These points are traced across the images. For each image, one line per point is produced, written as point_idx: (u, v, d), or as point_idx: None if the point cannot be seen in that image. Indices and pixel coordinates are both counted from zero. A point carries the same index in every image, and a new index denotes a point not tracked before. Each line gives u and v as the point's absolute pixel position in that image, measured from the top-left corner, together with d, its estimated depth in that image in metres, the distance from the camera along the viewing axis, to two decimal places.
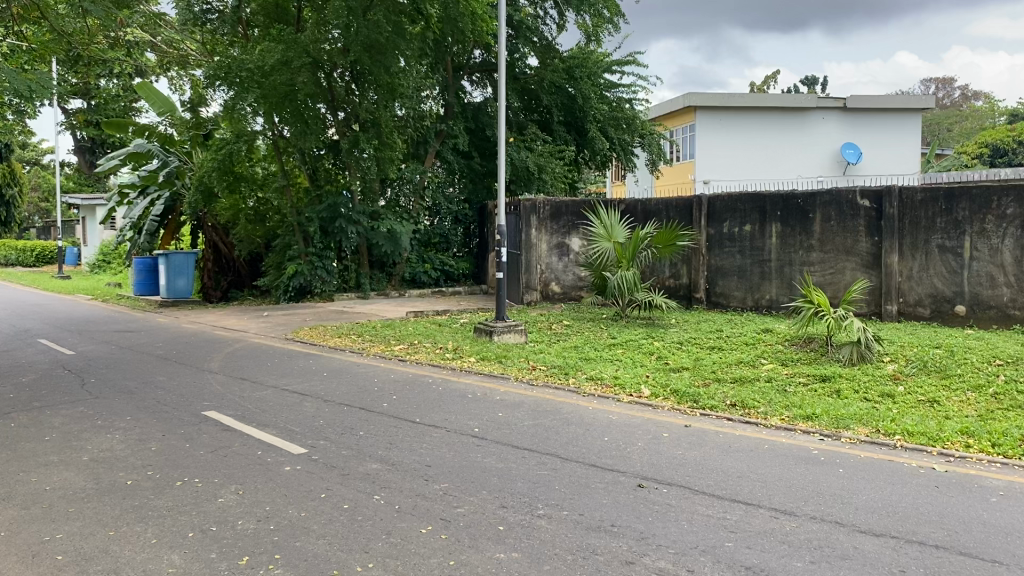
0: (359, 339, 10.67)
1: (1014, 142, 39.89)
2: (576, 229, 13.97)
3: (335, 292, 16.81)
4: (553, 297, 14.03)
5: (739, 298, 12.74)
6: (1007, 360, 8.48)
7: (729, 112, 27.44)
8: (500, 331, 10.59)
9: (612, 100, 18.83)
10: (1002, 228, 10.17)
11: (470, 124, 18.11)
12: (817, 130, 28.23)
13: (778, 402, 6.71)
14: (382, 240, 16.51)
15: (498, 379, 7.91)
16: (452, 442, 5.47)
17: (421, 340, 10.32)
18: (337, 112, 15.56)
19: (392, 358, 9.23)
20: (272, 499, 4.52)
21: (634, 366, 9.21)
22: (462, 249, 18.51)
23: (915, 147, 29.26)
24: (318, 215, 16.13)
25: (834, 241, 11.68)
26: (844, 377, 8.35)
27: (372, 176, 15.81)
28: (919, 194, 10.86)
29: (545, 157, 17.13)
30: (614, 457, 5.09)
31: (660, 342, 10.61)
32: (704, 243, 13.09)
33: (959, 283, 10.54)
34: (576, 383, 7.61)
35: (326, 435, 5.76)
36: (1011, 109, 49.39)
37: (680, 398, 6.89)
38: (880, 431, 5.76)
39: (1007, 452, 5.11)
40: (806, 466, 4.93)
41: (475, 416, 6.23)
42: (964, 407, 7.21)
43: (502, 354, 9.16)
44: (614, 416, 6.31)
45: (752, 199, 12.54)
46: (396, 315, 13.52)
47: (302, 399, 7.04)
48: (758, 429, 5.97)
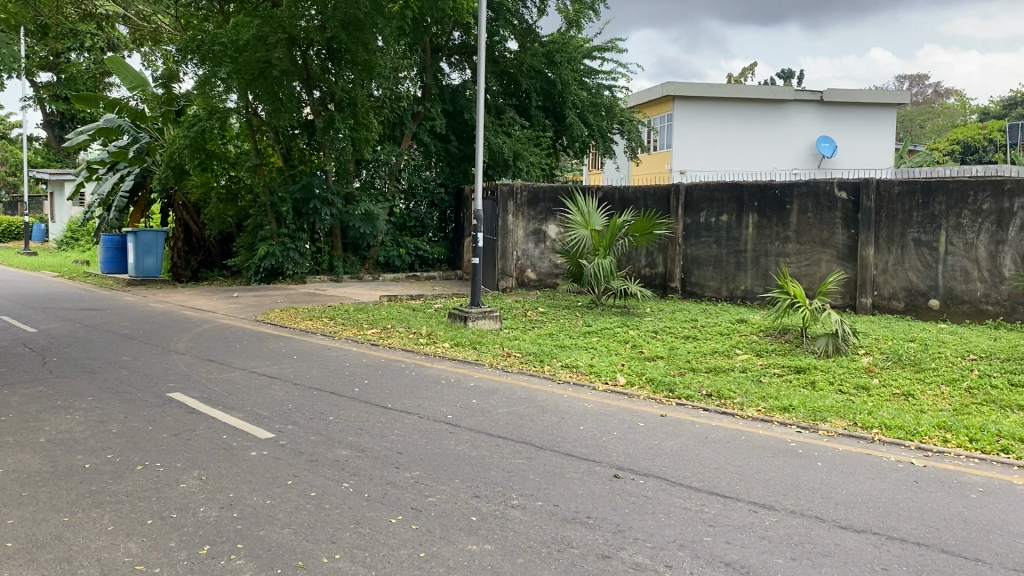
0: (331, 322, 10.49)
1: (985, 140, 40.36)
2: (553, 215, 13.85)
3: (308, 274, 16.57)
4: (529, 284, 13.91)
5: (714, 288, 12.71)
6: (981, 355, 8.49)
7: (707, 102, 27.40)
8: (474, 316, 10.45)
9: (591, 87, 18.69)
10: (978, 223, 10.18)
11: (448, 107, 17.86)
12: (794, 123, 28.30)
13: (755, 394, 6.64)
14: (357, 222, 16.32)
15: (472, 365, 7.78)
16: (424, 429, 5.33)
17: (394, 324, 10.16)
18: (312, 91, 15.26)
19: (364, 342, 9.06)
20: (236, 485, 4.36)
21: (609, 355, 9.11)
22: (437, 233, 18.30)
23: (890, 142, 29.45)
24: (292, 195, 15.91)
25: (810, 233, 11.65)
26: (819, 369, 8.31)
27: (346, 158, 15.61)
28: (897, 186, 10.82)
29: (523, 142, 16.99)
30: (590, 446, 4.98)
31: (635, 330, 10.54)
32: (681, 233, 13.02)
33: (934, 277, 10.56)
34: (551, 371, 7.49)
35: (294, 420, 5.61)
36: (983, 109, 49.97)
37: (656, 387, 6.80)
38: (857, 424, 5.71)
39: (985, 447, 5.07)
40: (783, 458, 4.86)
41: (449, 402, 6.10)
42: (939, 401, 7.19)
43: (476, 339, 9.03)
44: (589, 404, 6.21)
45: (730, 189, 12.47)
46: (369, 298, 13.35)
47: (270, 382, 6.87)
48: (735, 420, 5.89)
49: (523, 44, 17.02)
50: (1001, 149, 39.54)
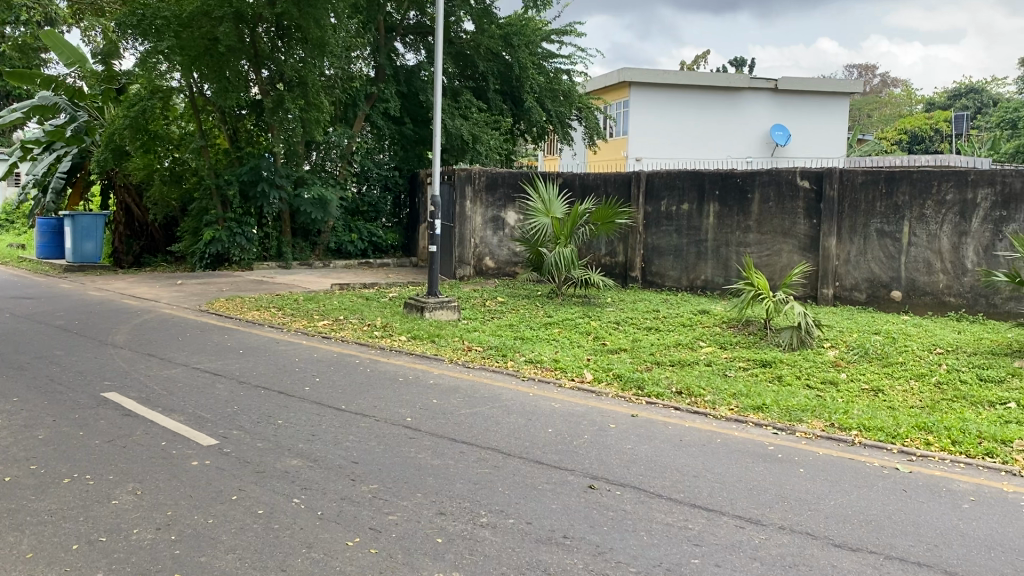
0: (280, 313, 10.02)
1: (931, 129, 41.10)
2: (512, 202, 13.49)
3: (255, 261, 16.00)
4: (486, 272, 13.57)
5: (674, 277, 12.51)
6: (947, 348, 8.38)
7: (663, 88, 27.19)
8: (432, 307, 10.08)
9: (550, 71, 18.31)
10: (941, 214, 10.09)
11: (403, 88, 17.34)
12: (749, 110, 28.29)
13: (725, 390, 6.40)
14: (308, 207, 15.81)
15: (430, 360, 7.40)
16: (381, 434, 4.96)
17: (347, 315, 9.74)
18: (260, 69, 14.68)
19: (315, 335, 8.63)
20: (175, 501, 3.94)
21: (570, 347, 8.83)
22: (391, 219, 17.82)
23: (843, 131, 29.65)
24: (238, 178, 15.33)
25: (772, 223, 11.48)
26: (786, 362, 8.12)
27: (295, 140, 15.09)
28: (860, 176, 10.68)
29: (480, 126, 16.59)
30: (560, 453, 4.67)
31: (597, 321, 10.27)
32: (641, 221, 12.77)
33: (896, 268, 10.47)
34: (513, 366, 7.16)
35: (240, 424, 5.19)
36: (929, 99, 50.86)
37: (624, 384, 6.50)
38: (835, 425, 5.48)
39: (969, 451, 4.88)
40: (762, 464, 4.61)
41: (407, 403, 5.74)
42: (909, 397, 7.04)
43: (433, 332, 8.65)
44: (556, 404, 5.89)
45: (691, 176, 12.22)
46: (321, 287, 12.88)
47: (215, 380, 6.42)
48: (709, 420, 5.61)
49: (480, 26, 16.55)
50: (947, 139, 40.25)
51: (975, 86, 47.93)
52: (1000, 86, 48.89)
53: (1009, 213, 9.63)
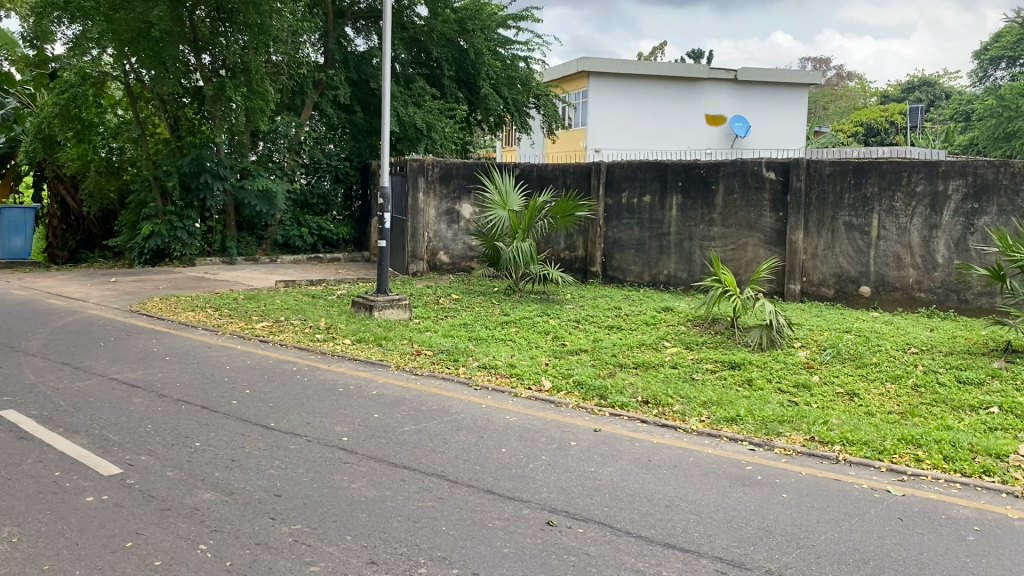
0: (216, 313, 9.32)
1: (886, 122, 41.45)
2: (467, 194, 12.88)
3: (197, 256, 15.21)
4: (440, 267, 12.97)
5: (635, 272, 12.05)
6: (922, 347, 8.00)
7: (622, 78, 26.75)
8: (381, 305, 9.48)
9: (506, 58, 17.68)
10: (911, 206, 9.72)
11: (353, 75, 16.60)
12: (708, 100, 27.98)
13: (694, 398, 5.90)
14: (253, 199, 15.03)
15: (375, 367, 6.80)
16: (311, 460, 4.39)
17: (288, 316, 9.08)
18: (201, 54, 13.91)
19: (251, 338, 7.98)
20: (56, 551, 3.31)
21: (528, 348, 8.31)
22: (342, 212, 17.10)
23: (802, 123, 29.49)
24: (179, 168, 14.50)
25: (737, 215, 11.05)
26: (755, 364, 7.66)
27: (238, 129, 14.34)
28: (828, 167, 10.27)
29: (434, 114, 15.93)
30: (515, 479, 4.13)
31: (556, 320, 9.73)
32: (602, 214, 12.27)
33: (865, 263, 10.10)
34: (465, 373, 6.58)
35: (151, 448, 4.56)
36: (883, 93, 51.33)
37: (585, 393, 5.96)
38: (816, 439, 4.99)
39: (966, 469, 4.41)
40: (740, 490, 4.11)
41: (345, 420, 5.15)
42: (886, 402, 6.62)
43: (381, 334, 8.03)
44: (511, 417, 5.33)
45: (652, 168, 11.74)
46: (265, 284, 12.19)
47: (131, 393, 5.75)
48: (677, 434, 5.10)
49: (434, 11, 15.86)
50: (901, 132, 40.61)
51: (928, 79, 48.45)
52: (952, 81, 49.51)
53: (980, 205, 9.30)
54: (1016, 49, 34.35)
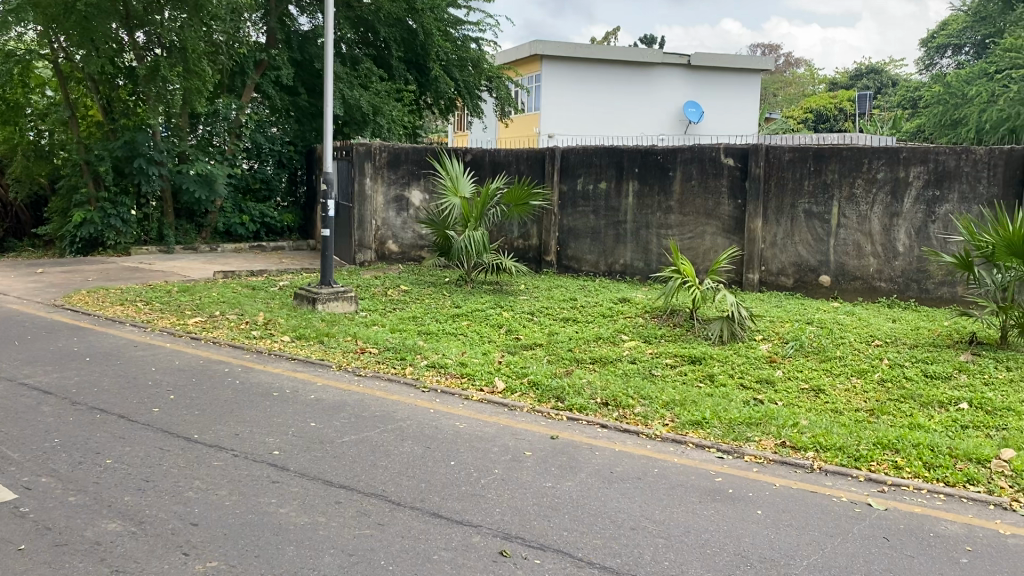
0: (147, 308, 8.70)
1: (836, 109, 41.69)
2: (416, 179, 12.38)
3: (133, 244, 14.41)
4: (389, 257, 12.48)
5: (591, 261, 11.70)
6: (886, 340, 7.76)
7: (576, 62, 26.36)
8: (325, 298, 9.00)
9: (457, 39, 17.10)
10: (871, 194, 9.50)
11: (297, 56, 15.90)
12: (661, 85, 27.74)
13: (656, 398, 5.54)
14: (192, 185, 14.33)
15: (314, 367, 6.32)
16: (237, 480, 3.93)
17: (224, 311, 8.52)
18: (135, 32, 13.12)
19: (182, 335, 7.42)
20: None
21: (480, 344, 7.91)
22: (286, 198, 16.44)
23: (754, 109, 29.43)
24: (111, 153, 13.75)
25: (694, 203, 10.73)
26: (716, 359, 7.34)
27: (175, 111, 13.67)
28: (787, 153, 9.99)
29: (381, 97, 15.39)
30: (465, 499, 3.72)
31: (509, 313, 9.32)
32: (557, 202, 11.87)
33: (825, 252, 9.87)
34: (412, 374, 6.13)
35: (54, 467, 4.04)
36: (831, 79, 51.71)
37: (541, 395, 5.55)
38: (789, 445, 4.64)
39: (949, 478, 4.10)
40: (711, 506, 3.74)
41: (278, 431, 4.69)
42: (853, 400, 6.34)
43: (322, 330, 7.53)
44: (461, 424, 4.91)
45: (609, 153, 11.37)
46: (202, 274, 11.59)
47: (41, 401, 5.19)
48: (640, 441, 4.72)
49: None
50: (851, 118, 40.92)
51: (875, 66, 49.00)
52: (897, 68, 50.09)
53: (941, 192, 9.11)
54: (961, 37, 34.82)
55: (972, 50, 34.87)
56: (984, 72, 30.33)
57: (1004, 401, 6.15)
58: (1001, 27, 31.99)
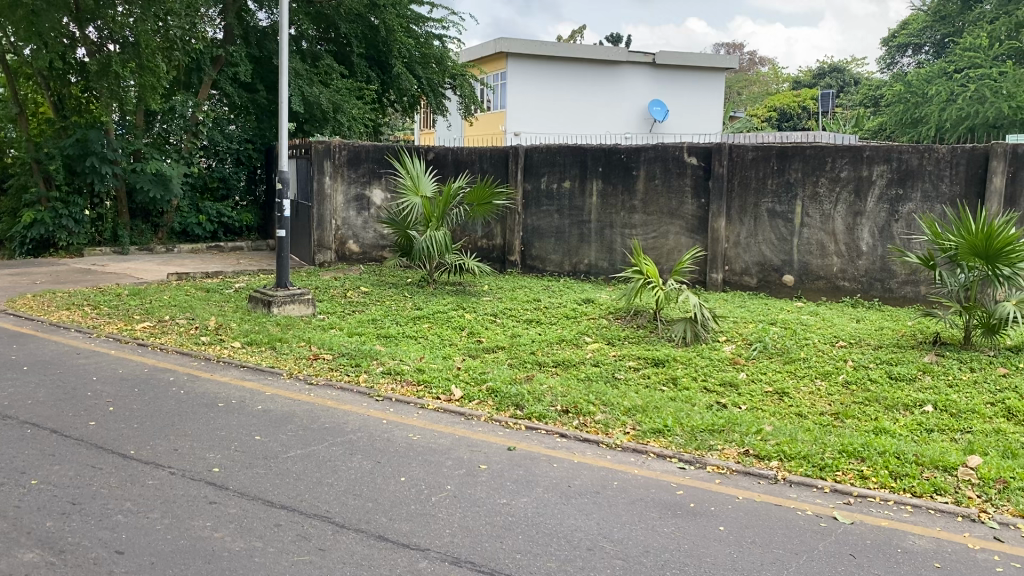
0: (93, 313, 8.37)
1: (799, 108, 41.98)
2: (377, 178, 12.12)
3: (85, 245, 13.96)
4: (350, 258, 12.21)
5: (556, 262, 11.54)
6: (850, 341, 7.67)
7: (541, 59, 26.20)
8: (280, 301, 8.74)
9: (420, 35, 16.84)
10: (835, 193, 9.43)
11: (255, 52, 15.53)
12: (627, 83, 27.68)
13: (618, 405, 5.37)
14: (146, 184, 13.91)
15: (264, 376, 6.07)
16: (170, 501, 3.69)
17: (174, 315, 8.22)
18: (86, 26, 12.67)
19: (128, 342, 7.12)
20: None
21: (440, 348, 7.69)
22: (244, 197, 16.07)
23: (719, 107, 29.49)
24: (62, 151, 13.31)
25: (658, 202, 10.61)
26: (680, 361, 7.19)
27: (129, 108, 13.25)
28: (750, 152, 9.89)
29: (342, 94, 15.12)
30: (412, 520, 3.52)
31: (471, 314, 9.12)
32: (520, 202, 11.69)
33: (788, 251, 9.79)
34: (366, 382, 5.90)
35: None
36: (794, 78, 52.12)
37: (499, 404, 5.35)
38: (753, 454, 4.49)
39: (916, 489, 3.98)
40: (672, 523, 3.58)
41: (220, 446, 4.45)
42: (818, 404, 6.22)
43: (275, 335, 7.27)
44: (414, 436, 4.70)
45: (572, 152, 11.21)
46: (156, 277, 11.25)
47: None
48: (600, 451, 4.53)
49: None
50: (814, 117, 41.25)
51: (837, 64, 49.55)
52: (859, 67, 50.65)
53: (905, 191, 9.06)
54: (921, 36, 34.97)
55: (932, 50, 35.16)
56: (944, 71, 30.74)
57: (968, 403, 6.08)
58: (961, 26, 32.71)
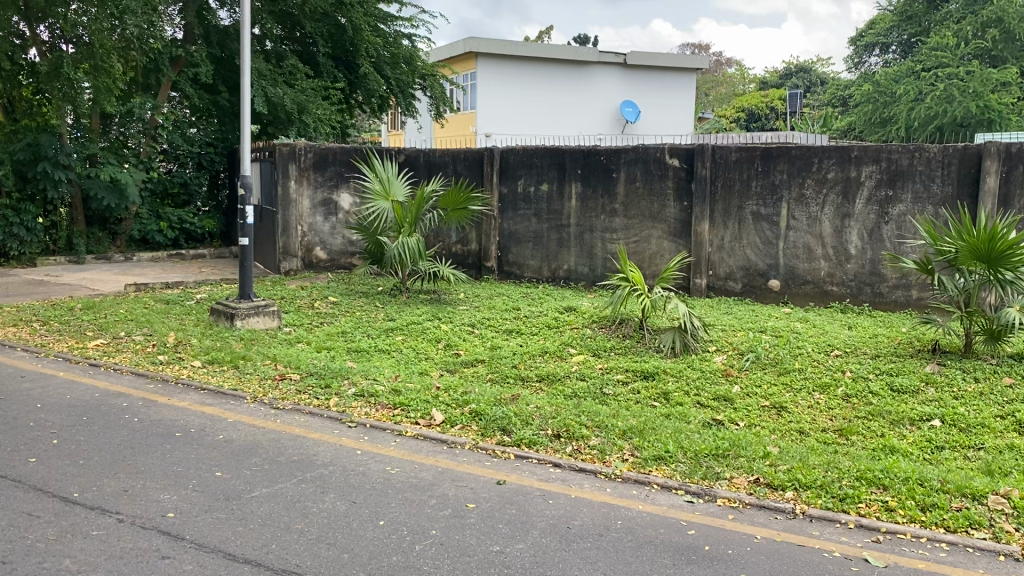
0: (43, 329, 7.81)
1: (767, 108, 42.09)
2: (345, 182, 11.65)
3: (39, 255, 13.28)
4: (318, 265, 11.71)
5: (533, 267, 11.15)
6: (845, 349, 7.34)
7: (511, 60, 25.81)
8: (244, 313, 8.24)
9: (389, 35, 16.35)
10: (822, 194, 9.12)
11: (217, 52, 14.90)
12: (597, 84, 27.39)
13: (612, 426, 4.95)
14: (102, 191, 13.26)
15: (227, 400, 5.58)
16: (116, 557, 3.22)
17: (130, 330, 7.69)
18: (37, 24, 11.99)
19: (79, 362, 6.59)
20: None
21: (415, 363, 7.23)
22: (207, 203, 15.49)
23: (690, 108, 29.30)
24: (13, 156, 12.61)
25: (639, 205, 10.25)
26: (670, 374, 6.80)
27: (84, 112, 12.42)
28: (734, 153, 9.56)
29: (308, 95, 14.61)
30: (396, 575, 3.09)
31: (446, 325, 8.67)
32: (496, 206, 11.29)
33: (774, 255, 9.47)
34: (337, 406, 5.42)
35: None
36: (761, 79, 52.36)
37: (485, 429, 4.93)
38: (764, 483, 4.12)
39: (950, 523, 3.65)
40: (688, 572, 3.18)
41: (176, 485, 3.98)
42: (819, 419, 5.87)
43: (239, 352, 6.78)
44: (392, 470, 4.26)
45: (549, 154, 10.83)
46: (113, 288, 10.68)
47: None
48: (598, 483, 4.12)
49: None
50: (782, 117, 41.37)
51: (803, 65, 49.73)
52: (824, 67, 50.84)
53: (894, 193, 8.77)
54: (888, 36, 34.88)
55: (898, 50, 35.17)
56: (911, 70, 30.81)
57: (977, 417, 5.77)
58: (927, 26, 32.92)
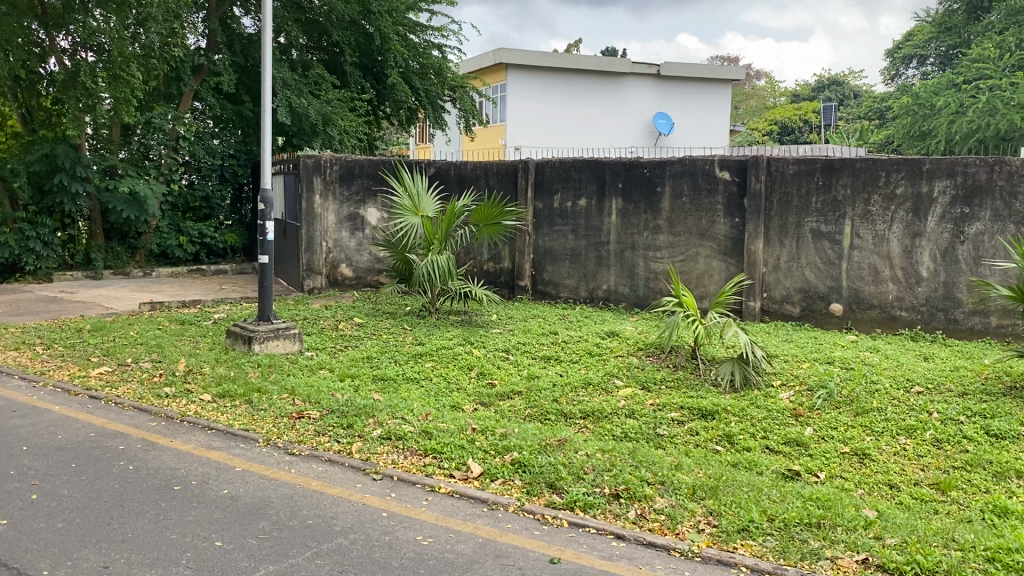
0: (46, 355, 7.22)
1: (801, 121, 41.11)
2: (373, 196, 11.06)
3: (55, 269, 12.79)
4: (343, 283, 11.10)
5: (570, 287, 10.46)
6: (926, 386, 6.56)
7: (543, 70, 25.18)
8: (263, 337, 7.61)
9: (418, 45, 15.77)
10: (890, 211, 8.36)
11: (239, 61, 14.37)
12: (630, 95, 26.72)
13: (678, 482, 4.25)
14: (120, 203, 12.75)
15: (239, 443, 4.94)
16: None
17: (140, 356, 7.10)
18: (57, 31, 11.51)
19: (78, 395, 5.98)
20: None
21: (445, 395, 6.56)
22: (229, 216, 14.98)
23: (724, 121, 28.55)
24: (28, 167, 12.14)
25: (686, 222, 9.53)
26: (732, 413, 6.06)
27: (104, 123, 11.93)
28: (792, 165, 8.83)
29: (333, 106, 14.04)
30: None
31: (480, 350, 8.00)
32: (531, 222, 10.63)
33: (836, 277, 8.72)
34: (360, 453, 4.74)
35: None
36: (793, 92, 51.35)
37: (531, 486, 4.23)
38: (877, 566, 3.41)
39: None
40: None
41: (166, 560, 3.32)
42: (910, 470, 5.10)
43: (254, 384, 6.13)
44: (425, 540, 3.57)
45: (589, 167, 10.16)
46: (127, 306, 10.12)
47: None
48: (673, 564, 3.42)
49: None
50: (816, 130, 40.37)
51: (836, 78, 48.55)
52: (858, 80, 49.52)
53: (971, 210, 7.99)
54: (927, 47, 33.91)
55: (936, 62, 34.14)
56: (951, 83, 29.70)
57: None
58: (967, 38, 31.90)
